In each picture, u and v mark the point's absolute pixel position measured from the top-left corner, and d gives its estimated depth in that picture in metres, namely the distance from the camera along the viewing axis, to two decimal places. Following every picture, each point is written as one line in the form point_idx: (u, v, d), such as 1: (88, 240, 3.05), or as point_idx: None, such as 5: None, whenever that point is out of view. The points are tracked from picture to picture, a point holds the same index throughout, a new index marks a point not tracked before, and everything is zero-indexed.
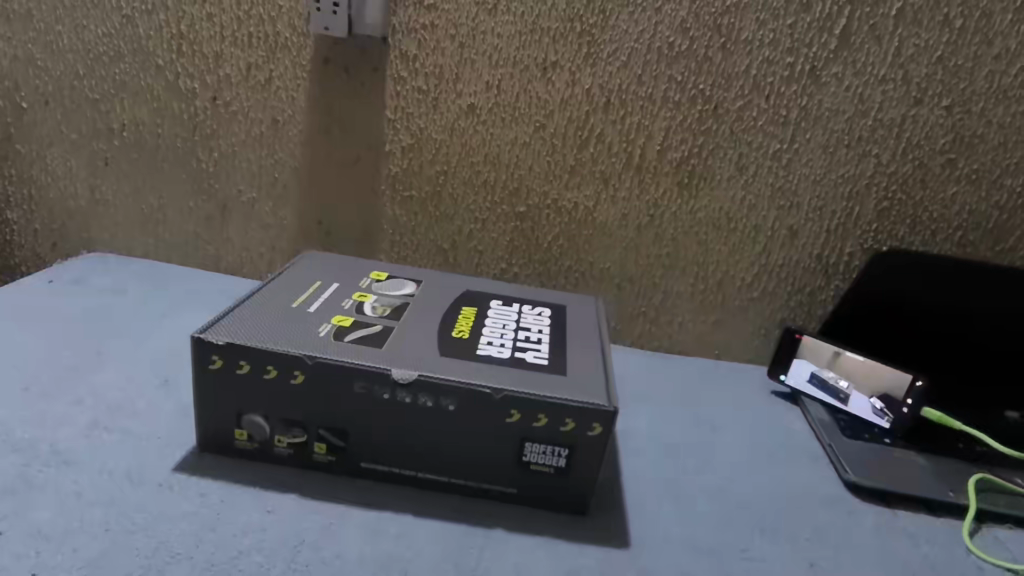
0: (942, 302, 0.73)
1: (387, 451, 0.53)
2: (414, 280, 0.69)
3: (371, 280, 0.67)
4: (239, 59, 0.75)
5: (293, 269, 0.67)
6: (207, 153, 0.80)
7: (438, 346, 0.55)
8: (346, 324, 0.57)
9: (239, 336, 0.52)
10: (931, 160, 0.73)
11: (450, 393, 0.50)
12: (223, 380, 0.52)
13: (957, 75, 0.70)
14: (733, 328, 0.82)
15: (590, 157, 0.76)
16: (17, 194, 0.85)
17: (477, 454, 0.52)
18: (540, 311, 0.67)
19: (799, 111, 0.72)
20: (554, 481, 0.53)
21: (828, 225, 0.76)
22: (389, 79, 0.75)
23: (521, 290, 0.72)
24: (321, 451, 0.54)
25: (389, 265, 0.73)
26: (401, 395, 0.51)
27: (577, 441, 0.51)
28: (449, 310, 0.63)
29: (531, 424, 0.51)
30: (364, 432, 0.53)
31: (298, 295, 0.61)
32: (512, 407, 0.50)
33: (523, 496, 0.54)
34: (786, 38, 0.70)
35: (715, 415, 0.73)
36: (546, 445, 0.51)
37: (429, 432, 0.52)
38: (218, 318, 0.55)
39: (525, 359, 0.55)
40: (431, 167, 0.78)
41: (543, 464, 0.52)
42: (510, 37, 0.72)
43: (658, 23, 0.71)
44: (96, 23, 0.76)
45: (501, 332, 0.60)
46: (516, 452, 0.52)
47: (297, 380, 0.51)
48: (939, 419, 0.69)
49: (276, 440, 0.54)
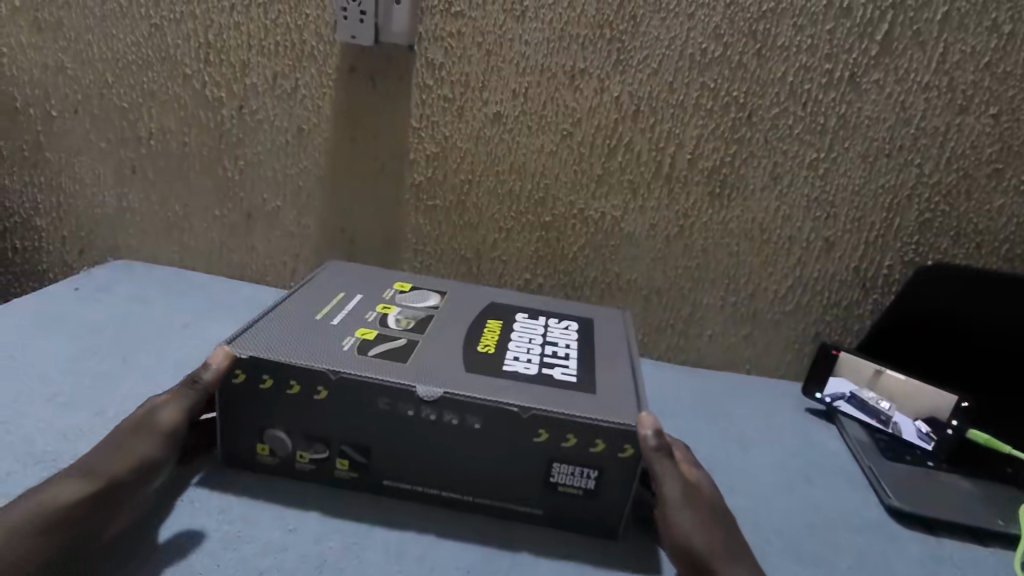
0: (991, 321, 0.69)
1: (411, 468, 0.52)
2: (439, 291, 0.68)
3: (394, 291, 0.66)
4: (266, 67, 0.75)
5: (317, 280, 0.67)
6: (233, 161, 0.80)
7: (464, 361, 0.54)
8: (370, 337, 0.56)
9: (262, 349, 0.51)
10: (977, 170, 0.70)
11: (477, 411, 0.49)
12: (245, 394, 0.51)
13: (1006, 82, 0.67)
14: (767, 341, 0.80)
15: (618, 166, 0.74)
16: (46, 202, 0.86)
17: (503, 473, 0.51)
18: (566, 324, 0.65)
19: (837, 119, 0.70)
20: (583, 503, 0.51)
21: (866, 237, 0.73)
22: (414, 87, 0.74)
23: (546, 302, 0.70)
24: (343, 467, 0.53)
25: (413, 276, 0.72)
26: (425, 412, 0.49)
27: (607, 462, 0.49)
28: (474, 323, 0.62)
29: (559, 444, 0.49)
30: (387, 449, 0.51)
31: (321, 307, 0.60)
32: (540, 427, 0.49)
33: (550, 518, 0.52)
34: (824, 44, 0.67)
35: (748, 433, 0.70)
36: (574, 466, 0.49)
37: (454, 450, 0.50)
38: (241, 329, 0.54)
39: (552, 375, 0.54)
40: (456, 176, 0.77)
41: (571, 486, 0.50)
42: (538, 44, 0.71)
43: (691, 29, 0.68)
44: (125, 31, 0.76)
45: (528, 347, 0.59)
46: (543, 472, 0.50)
47: (320, 396, 0.50)
48: (988, 442, 0.65)
49: (298, 455, 0.53)
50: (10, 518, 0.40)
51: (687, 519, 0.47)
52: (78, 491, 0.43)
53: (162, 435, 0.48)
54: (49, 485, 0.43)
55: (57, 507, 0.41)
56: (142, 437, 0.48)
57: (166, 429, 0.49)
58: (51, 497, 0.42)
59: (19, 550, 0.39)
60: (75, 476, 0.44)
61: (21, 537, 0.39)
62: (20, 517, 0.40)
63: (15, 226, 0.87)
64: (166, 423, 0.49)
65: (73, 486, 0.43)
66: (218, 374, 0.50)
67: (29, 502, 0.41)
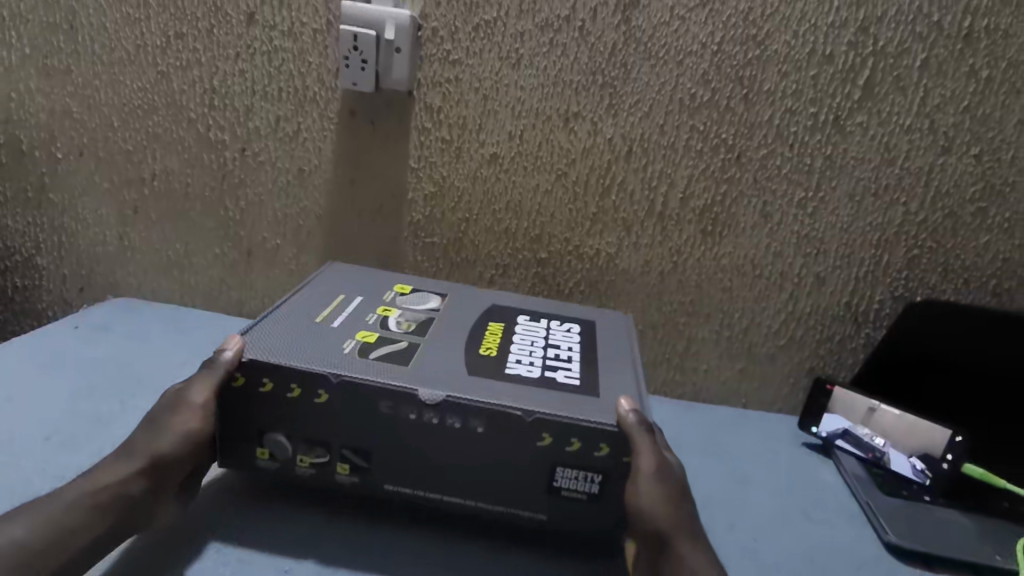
0: (985, 356, 0.70)
1: (413, 474, 0.51)
2: (439, 293, 0.69)
3: (395, 293, 0.67)
4: (269, 112, 0.77)
5: (318, 282, 0.67)
6: (234, 202, 0.81)
7: (466, 365, 0.54)
8: (371, 339, 0.56)
9: (263, 352, 0.51)
10: (961, 209, 0.72)
11: (480, 414, 0.49)
12: (247, 397, 0.50)
13: (986, 124, 0.69)
14: (762, 375, 0.81)
15: (611, 204, 0.76)
16: (48, 241, 0.87)
17: (506, 478, 0.50)
18: (568, 327, 0.66)
19: (823, 160, 0.72)
20: (587, 509, 0.50)
21: (857, 273, 0.75)
22: (413, 129, 0.76)
23: (551, 305, 0.71)
24: (343, 471, 0.52)
25: (414, 278, 0.73)
26: (427, 415, 0.49)
27: (610, 466, 0.49)
28: (476, 326, 0.62)
29: (563, 448, 0.49)
30: (389, 453, 0.51)
31: (321, 310, 0.60)
32: (544, 431, 0.48)
33: (554, 524, 0.51)
34: (809, 89, 0.70)
35: (744, 468, 0.70)
36: (577, 470, 0.49)
37: (457, 454, 0.50)
38: (243, 330, 0.54)
39: (556, 379, 0.54)
40: (454, 215, 0.78)
41: (574, 490, 0.50)
42: (533, 89, 0.73)
43: (680, 75, 0.71)
44: (132, 78, 0.78)
45: (529, 350, 0.59)
46: (546, 479, 0.50)
47: (320, 399, 0.50)
48: (982, 476, 0.65)
49: (298, 460, 0.52)
50: (66, 496, 0.43)
51: (653, 491, 0.47)
52: (123, 473, 0.46)
53: (199, 414, 0.50)
54: (97, 468, 0.46)
55: (103, 489, 0.45)
56: (177, 417, 0.49)
57: (201, 408, 0.50)
58: (98, 478, 0.45)
59: (75, 525, 0.42)
60: (122, 458, 0.47)
61: (75, 517, 0.42)
62: (70, 496, 0.43)
63: (15, 265, 0.88)
64: (198, 403, 0.50)
65: (119, 468, 0.46)
66: (235, 358, 0.50)
67: (79, 484, 0.45)
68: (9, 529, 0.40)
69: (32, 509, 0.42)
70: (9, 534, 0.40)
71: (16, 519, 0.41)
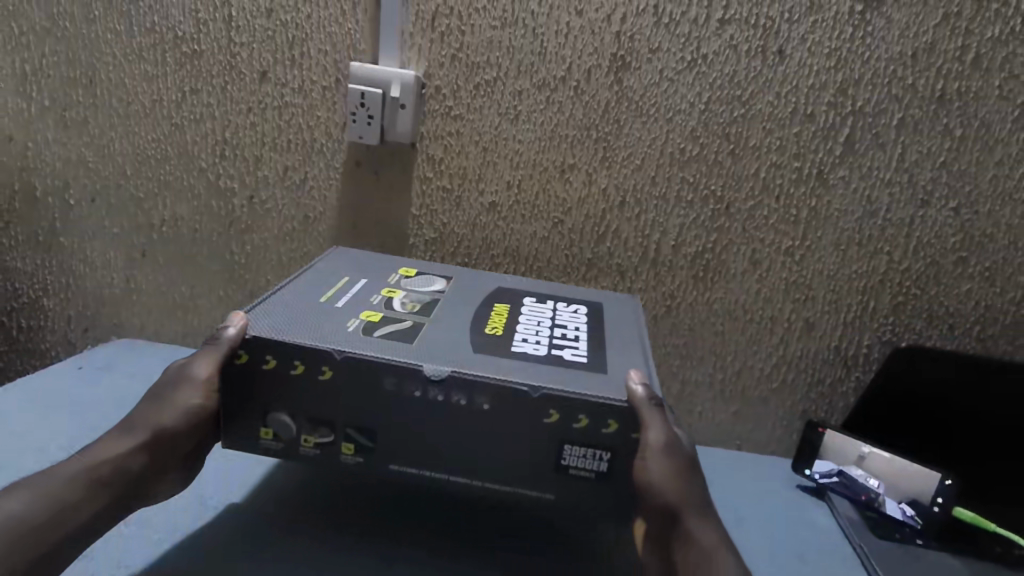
0: (972, 398, 0.72)
1: (420, 454, 0.51)
2: (444, 277, 0.70)
3: (399, 276, 0.68)
4: (277, 161, 0.80)
5: (324, 266, 0.68)
6: (240, 246, 0.84)
7: (472, 341, 0.55)
8: (375, 319, 0.57)
9: (269, 329, 0.51)
10: (943, 257, 0.75)
11: (485, 390, 0.49)
12: (251, 376, 0.50)
13: (962, 179, 0.73)
14: (755, 417, 0.82)
15: (606, 251, 0.78)
16: (56, 283, 0.89)
17: (512, 456, 0.50)
18: (575, 308, 0.67)
19: (808, 211, 0.75)
20: (595, 487, 0.50)
21: (844, 318, 0.77)
22: (415, 178, 0.79)
23: (558, 289, 0.73)
24: (348, 452, 0.51)
25: (415, 262, 0.74)
26: (432, 393, 0.49)
27: (618, 443, 0.49)
28: (482, 306, 0.63)
29: (569, 425, 0.49)
30: (395, 433, 0.50)
31: (326, 291, 0.61)
32: (551, 408, 0.49)
33: (562, 502, 0.51)
34: (793, 145, 0.73)
35: (740, 509, 0.71)
36: (584, 448, 0.49)
37: (464, 431, 0.50)
38: (250, 309, 0.54)
39: (563, 356, 0.55)
40: (453, 260, 0.81)
41: (582, 468, 0.50)
42: (530, 142, 0.76)
43: (670, 131, 0.74)
44: (147, 129, 0.81)
45: (536, 329, 0.60)
46: (553, 456, 0.50)
47: (325, 375, 0.50)
48: (975, 518, 0.67)
49: (303, 440, 0.51)
50: (67, 470, 0.44)
51: (663, 467, 0.48)
52: (123, 447, 0.47)
53: (203, 388, 0.50)
54: (98, 443, 0.47)
55: (102, 463, 0.45)
56: (183, 391, 0.50)
57: (205, 382, 0.50)
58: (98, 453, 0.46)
59: (71, 499, 0.43)
60: (121, 432, 0.48)
61: (73, 491, 0.43)
62: (67, 472, 0.44)
63: (22, 306, 0.90)
64: (202, 377, 0.50)
65: (120, 443, 0.47)
66: (240, 335, 0.50)
67: (79, 459, 0.46)
68: (8, 503, 0.41)
69: (35, 480, 0.43)
70: (6, 508, 0.41)
71: (15, 493, 0.42)
